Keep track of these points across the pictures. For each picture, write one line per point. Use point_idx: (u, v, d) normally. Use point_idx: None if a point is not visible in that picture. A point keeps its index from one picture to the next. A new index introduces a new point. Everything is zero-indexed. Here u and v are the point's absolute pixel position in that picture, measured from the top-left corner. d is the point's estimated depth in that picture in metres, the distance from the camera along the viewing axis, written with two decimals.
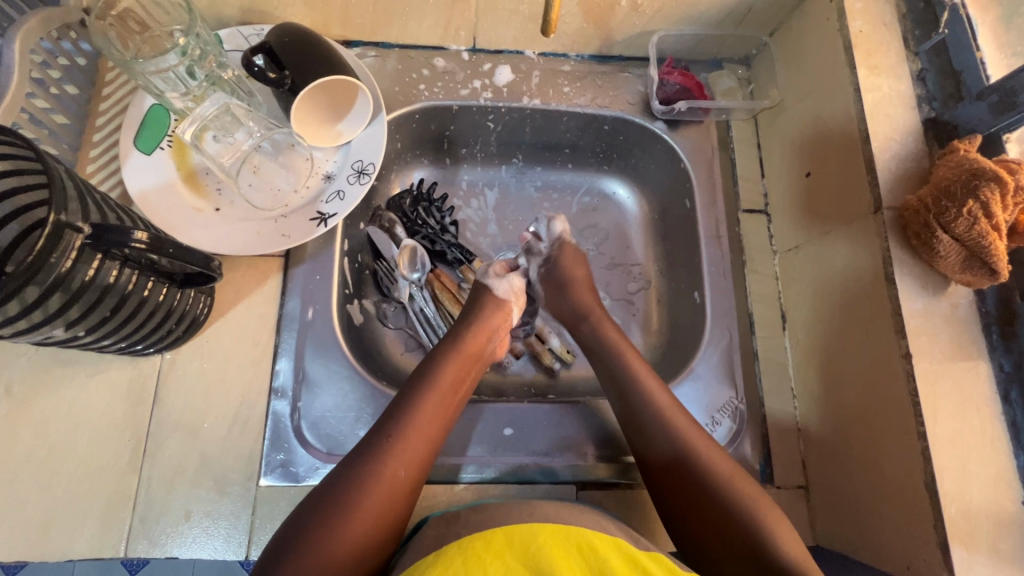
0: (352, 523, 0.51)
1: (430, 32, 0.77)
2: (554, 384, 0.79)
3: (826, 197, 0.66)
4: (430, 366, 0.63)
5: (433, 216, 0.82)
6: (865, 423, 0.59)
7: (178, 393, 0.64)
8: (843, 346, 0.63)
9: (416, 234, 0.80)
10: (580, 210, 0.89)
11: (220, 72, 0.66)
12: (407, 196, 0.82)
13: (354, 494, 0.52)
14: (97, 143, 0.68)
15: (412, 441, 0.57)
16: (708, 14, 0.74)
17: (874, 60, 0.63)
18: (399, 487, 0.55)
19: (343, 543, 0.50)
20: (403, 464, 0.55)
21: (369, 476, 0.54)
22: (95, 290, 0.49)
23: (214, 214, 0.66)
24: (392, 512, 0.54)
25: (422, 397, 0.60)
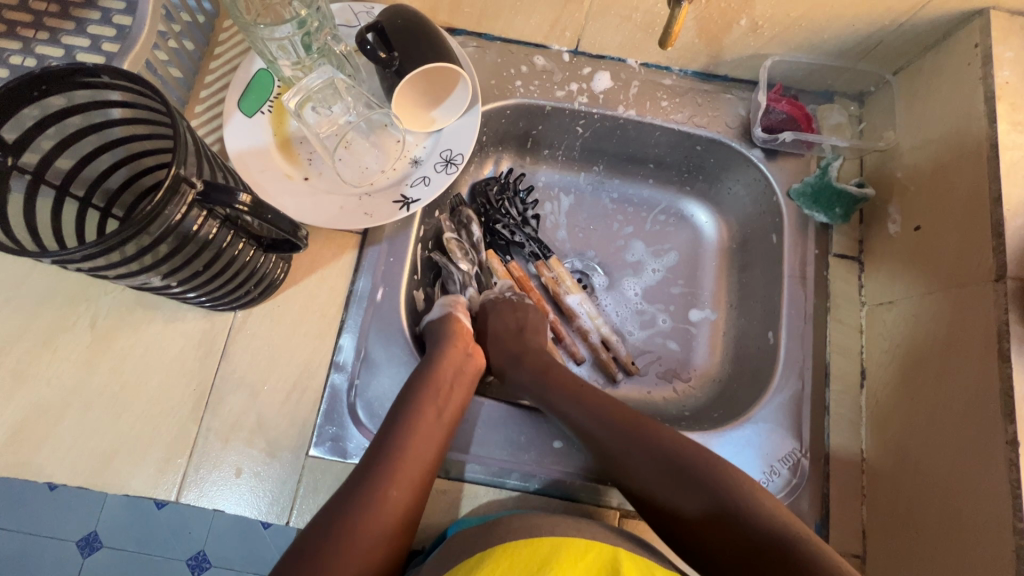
0: (350, 547, 0.51)
1: (535, 29, 0.75)
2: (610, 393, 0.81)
3: (934, 254, 0.62)
4: (410, 388, 0.62)
5: (516, 207, 0.83)
6: (948, 505, 0.54)
7: (245, 351, 0.65)
8: (930, 416, 0.58)
9: (498, 224, 0.82)
10: (653, 227, 0.88)
11: (332, 46, 0.66)
12: (493, 184, 0.83)
13: (354, 522, 0.52)
14: (203, 99, 0.70)
15: (404, 465, 0.57)
16: (830, 44, 0.70)
17: (1019, 115, 0.57)
18: (393, 510, 0.55)
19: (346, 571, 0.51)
20: (393, 486, 0.55)
21: (362, 499, 0.54)
22: (199, 242, 0.50)
23: (302, 182, 0.68)
24: (387, 537, 0.54)
25: (406, 421, 0.59)
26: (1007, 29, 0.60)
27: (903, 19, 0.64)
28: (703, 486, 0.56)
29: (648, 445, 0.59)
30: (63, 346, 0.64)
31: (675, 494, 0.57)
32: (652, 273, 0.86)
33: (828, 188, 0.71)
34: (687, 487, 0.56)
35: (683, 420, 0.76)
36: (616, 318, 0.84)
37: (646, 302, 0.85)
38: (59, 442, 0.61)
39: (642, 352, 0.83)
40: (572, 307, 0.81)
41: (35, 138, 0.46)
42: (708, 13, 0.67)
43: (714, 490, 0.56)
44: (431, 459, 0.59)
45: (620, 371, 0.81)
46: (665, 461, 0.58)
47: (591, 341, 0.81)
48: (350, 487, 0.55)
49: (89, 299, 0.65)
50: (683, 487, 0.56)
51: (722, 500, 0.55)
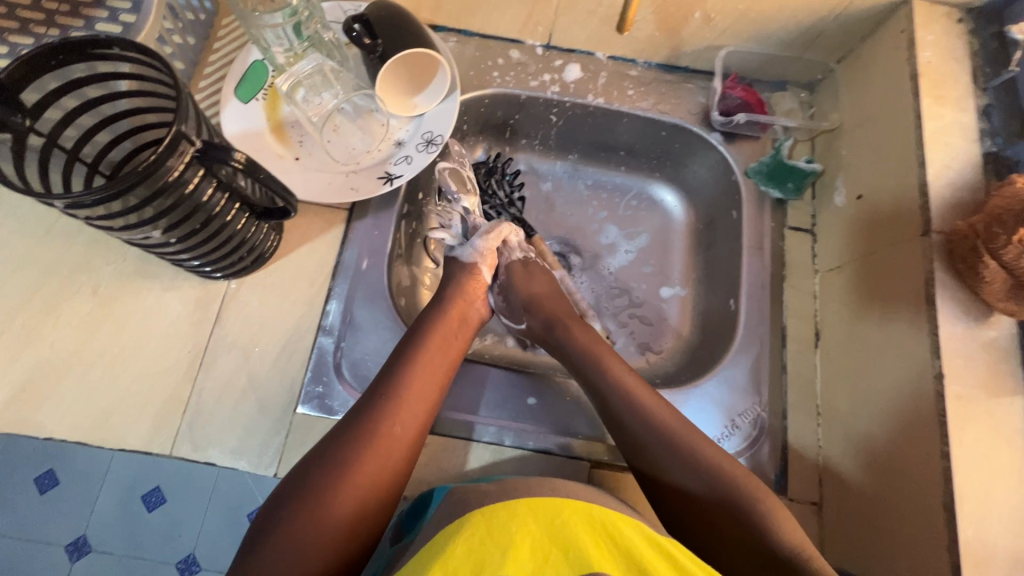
0: (359, 472, 0.55)
1: (510, 24, 0.82)
2: None
3: (874, 218, 0.67)
4: (417, 328, 0.67)
5: (503, 189, 0.90)
6: (889, 442, 0.59)
7: (238, 317, 0.70)
8: (870, 362, 0.63)
9: (486, 204, 0.88)
10: (626, 211, 0.94)
11: (322, 35, 0.73)
12: (483, 168, 0.90)
13: (363, 438, 0.57)
14: (203, 88, 0.76)
15: (413, 393, 0.62)
16: (778, 35, 0.76)
17: (940, 90, 0.63)
18: (397, 443, 0.58)
19: (353, 494, 0.55)
20: (397, 422, 0.59)
21: (367, 432, 0.58)
22: (196, 200, 0.55)
23: (293, 162, 0.73)
24: (393, 465, 0.57)
25: (410, 364, 0.63)
26: (928, 15, 0.66)
27: (839, 9, 0.71)
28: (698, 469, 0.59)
29: (672, 437, 0.61)
30: (66, 312, 0.68)
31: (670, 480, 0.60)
32: (625, 254, 0.92)
33: (781, 166, 0.78)
34: (688, 471, 0.60)
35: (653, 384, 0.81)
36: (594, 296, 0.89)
37: (621, 281, 0.90)
38: (60, 400, 0.65)
39: (618, 328, 0.88)
40: None
41: (48, 107, 0.52)
42: (665, 6, 0.74)
43: (717, 476, 0.59)
44: (432, 400, 0.63)
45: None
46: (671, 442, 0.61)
47: None
48: (355, 421, 0.59)
49: (91, 270, 0.69)
50: (682, 471, 0.60)
51: (707, 477, 0.59)
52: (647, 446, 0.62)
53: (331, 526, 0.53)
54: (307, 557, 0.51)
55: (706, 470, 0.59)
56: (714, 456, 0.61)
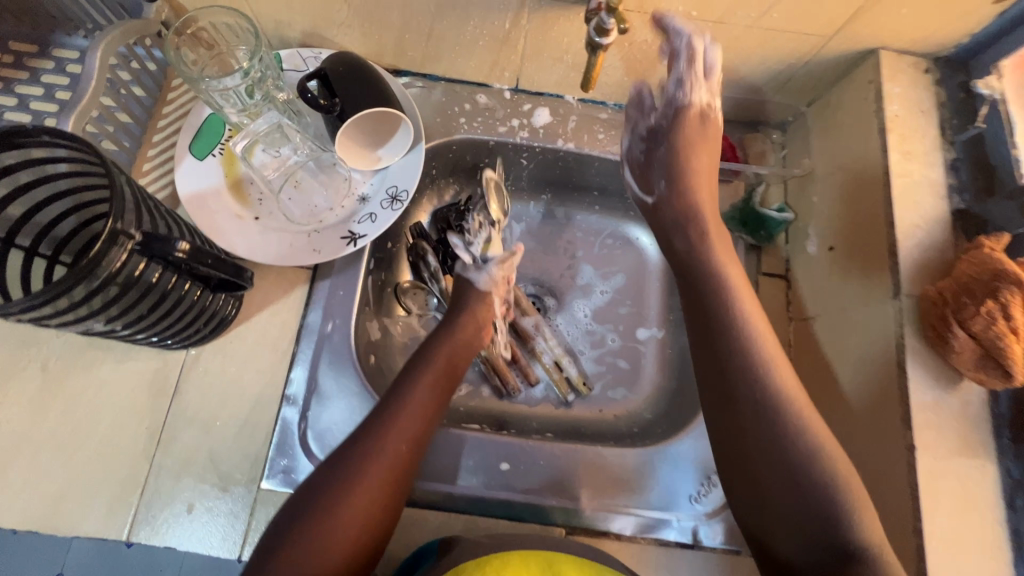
0: (371, 470, 0.57)
1: (476, 70, 0.80)
2: (567, 414, 0.84)
3: (845, 272, 0.66)
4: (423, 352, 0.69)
5: None
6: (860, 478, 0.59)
7: (198, 388, 0.67)
8: (839, 424, 0.63)
9: None
10: (601, 251, 0.92)
11: (276, 93, 0.69)
12: (453, 209, 0.85)
13: (368, 452, 0.58)
14: (156, 144, 0.73)
15: (417, 408, 0.62)
16: (747, 80, 0.75)
17: (908, 145, 0.63)
18: (403, 458, 0.59)
19: (366, 493, 0.56)
20: (407, 423, 0.61)
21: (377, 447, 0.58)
22: (141, 286, 0.52)
23: (253, 222, 0.70)
24: (400, 466, 0.59)
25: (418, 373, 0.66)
26: (895, 67, 0.66)
27: (807, 58, 0.70)
28: (778, 442, 0.55)
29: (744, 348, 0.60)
30: (13, 390, 0.65)
31: (745, 450, 0.57)
32: (600, 295, 0.90)
33: (752, 212, 0.77)
34: (768, 446, 0.56)
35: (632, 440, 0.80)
36: (572, 340, 0.88)
37: (598, 326, 0.89)
38: (9, 486, 0.62)
39: (595, 372, 0.87)
40: (526, 329, 0.85)
41: None
42: (632, 53, 0.72)
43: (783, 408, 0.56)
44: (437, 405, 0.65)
45: (572, 393, 0.85)
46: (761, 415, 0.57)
47: (543, 364, 0.85)
48: (365, 433, 0.60)
49: (39, 344, 0.66)
50: (763, 447, 0.56)
51: (791, 453, 0.55)
52: (741, 416, 0.58)
53: (344, 523, 0.54)
54: (323, 552, 0.53)
55: (791, 446, 0.55)
56: (814, 438, 0.55)
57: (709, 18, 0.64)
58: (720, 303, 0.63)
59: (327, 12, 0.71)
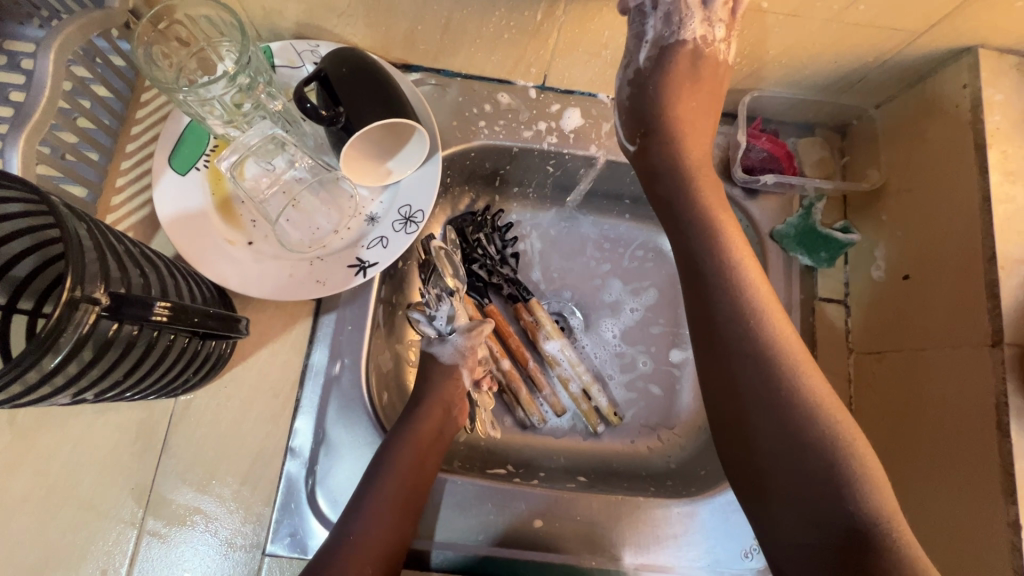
0: (392, 510, 0.56)
1: (497, 66, 0.69)
2: (597, 446, 0.76)
3: (925, 307, 0.58)
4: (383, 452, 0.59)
5: (494, 244, 0.79)
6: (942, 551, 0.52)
7: (190, 441, 0.59)
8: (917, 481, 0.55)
9: (474, 263, 0.77)
10: (632, 264, 0.84)
11: (268, 103, 0.59)
12: (469, 220, 0.78)
13: None
14: (130, 154, 0.63)
15: (379, 537, 0.54)
16: (812, 80, 0.65)
17: (1010, 164, 0.54)
18: None
19: (390, 532, 0.55)
20: (424, 460, 0.60)
21: None
22: (117, 350, 0.42)
23: (245, 248, 0.61)
24: (417, 502, 0.58)
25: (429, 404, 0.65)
26: (996, 70, 0.56)
27: (888, 56, 0.60)
28: (792, 434, 0.48)
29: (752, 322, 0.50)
30: None
31: (747, 443, 0.49)
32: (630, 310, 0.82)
33: (813, 231, 0.68)
34: (780, 436, 0.48)
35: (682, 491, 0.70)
36: (602, 365, 0.80)
37: (630, 347, 0.81)
38: None
39: (626, 400, 0.79)
40: (552, 354, 0.76)
41: None
42: None
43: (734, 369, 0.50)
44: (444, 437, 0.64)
45: (602, 422, 0.77)
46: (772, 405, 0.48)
47: (571, 392, 0.77)
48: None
49: None
50: (769, 437, 0.48)
51: (813, 451, 0.47)
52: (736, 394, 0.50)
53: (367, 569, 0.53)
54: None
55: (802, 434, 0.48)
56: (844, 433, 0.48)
57: (783, 9, 0.54)
58: (719, 268, 0.52)
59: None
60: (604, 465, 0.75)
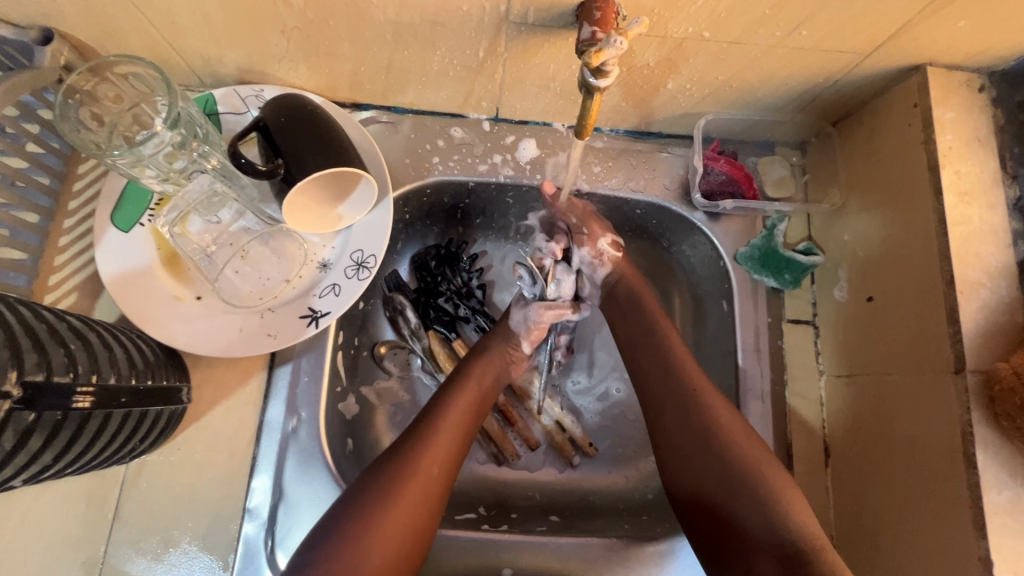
0: (392, 519, 0.53)
1: (448, 101, 0.68)
2: (575, 480, 0.74)
3: (891, 330, 0.57)
4: (453, 380, 0.64)
5: (460, 277, 0.76)
6: None
7: (143, 508, 0.57)
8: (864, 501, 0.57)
9: (439, 299, 0.74)
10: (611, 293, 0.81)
11: (203, 163, 0.58)
12: (432, 254, 0.76)
13: (378, 506, 0.53)
14: (73, 211, 0.61)
15: (432, 457, 0.57)
16: (766, 101, 0.64)
17: (965, 184, 0.53)
18: (420, 500, 0.55)
19: (387, 542, 0.52)
20: (434, 464, 0.56)
21: (392, 487, 0.54)
22: (40, 438, 0.41)
23: (195, 303, 0.59)
24: (423, 515, 0.54)
25: (442, 414, 0.60)
26: (946, 87, 0.56)
27: (839, 76, 0.59)
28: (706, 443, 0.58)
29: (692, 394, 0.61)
30: None
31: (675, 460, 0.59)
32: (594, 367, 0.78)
33: (776, 253, 0.67)
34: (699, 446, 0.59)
35: (657, 527, 0.67)
36: (575, 395, 0.78)
37: (601, 376, 0.79)
38: None
39: (602, 430, 0.77)
40: (524, 388, 0.74)
41: None
42: (632, 79, 0.60)
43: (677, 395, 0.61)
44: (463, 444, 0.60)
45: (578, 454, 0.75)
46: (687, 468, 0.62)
47: (544, 426, 0.75)
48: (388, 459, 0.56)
49: None
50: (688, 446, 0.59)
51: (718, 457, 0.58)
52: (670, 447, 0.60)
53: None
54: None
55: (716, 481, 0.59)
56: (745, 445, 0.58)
57: (727, 38, 0.53)
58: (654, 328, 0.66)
59: (263, 45, 0.58)
60: (582, 501, 0.73)
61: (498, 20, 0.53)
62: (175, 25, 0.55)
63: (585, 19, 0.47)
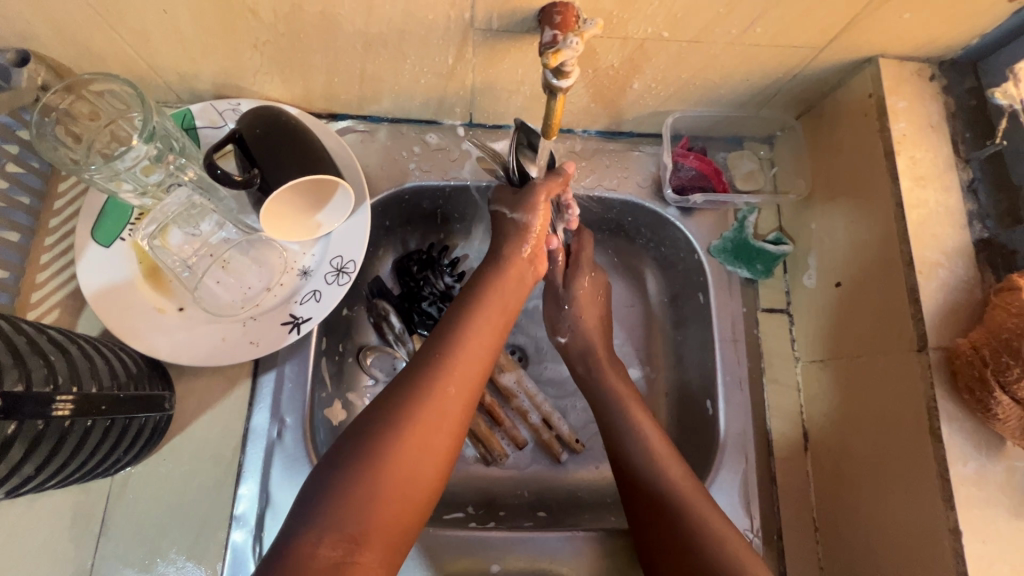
0: (412, 438, 0.49)
1: (422, 108, 0.69)
2: (562, 477, 0.75)
3: (859, 314, 0.59)
4: (473, 293, 0.61)
5: (441, 280, 0.77)
6: (889, 565, 0.53)
7: (129, 520, 0.58)
8: (862, 460, 0.57)
9: (422, 302, 0.75)
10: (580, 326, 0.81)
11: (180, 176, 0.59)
12: (414, 259, 0.77)
13: (406, 412, 0.50)
14: (53, 229, 0.62)
15: (459, 363, 0.54)
16: (730, 97, 0.66)
17: (920, 169, 0.56)
18: (451, 408, 0.52)
19: (409, 462, 0.48)
20: (452, 381, 0.53)
21: (421, 394, 0.51)
22: (20, 449, 0.41)
23: (176, 314, 0.59)
24: (444, 435, 0.51)
25: (458, 333, 0.56)
26: (897, 78, 0.58)
27: (796, 70, 0.61)
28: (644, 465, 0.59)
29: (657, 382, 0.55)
30: None
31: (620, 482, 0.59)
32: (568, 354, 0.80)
33: (748, 244, 0.69)
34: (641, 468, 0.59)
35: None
36: (561, 395, 0.78)
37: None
38: None
39: (588, 428, 0.77)
40: (508, 388, 0.74)
41: None
42: (598, 81, 0.62)
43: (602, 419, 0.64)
44: (484, 363, 0.56)
45: (565, 451, 0.76)
46: (650, 455, 0.59)
47: (530, 425, 0.75)
48: (412, 370, 0.53)
49: None
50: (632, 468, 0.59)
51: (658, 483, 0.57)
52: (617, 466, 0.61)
53: (381, 499, 0.47)
54: (356, 524, 0.45)
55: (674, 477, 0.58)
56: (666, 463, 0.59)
57: (685, 37, 0.55)
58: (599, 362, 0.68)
59: (238, 60, 0.60)
60: (570, 498, 0.73)
61: (464, 27, 0.54)
62: (150, 43, 0.56)
63: (546, 23, 0.50)
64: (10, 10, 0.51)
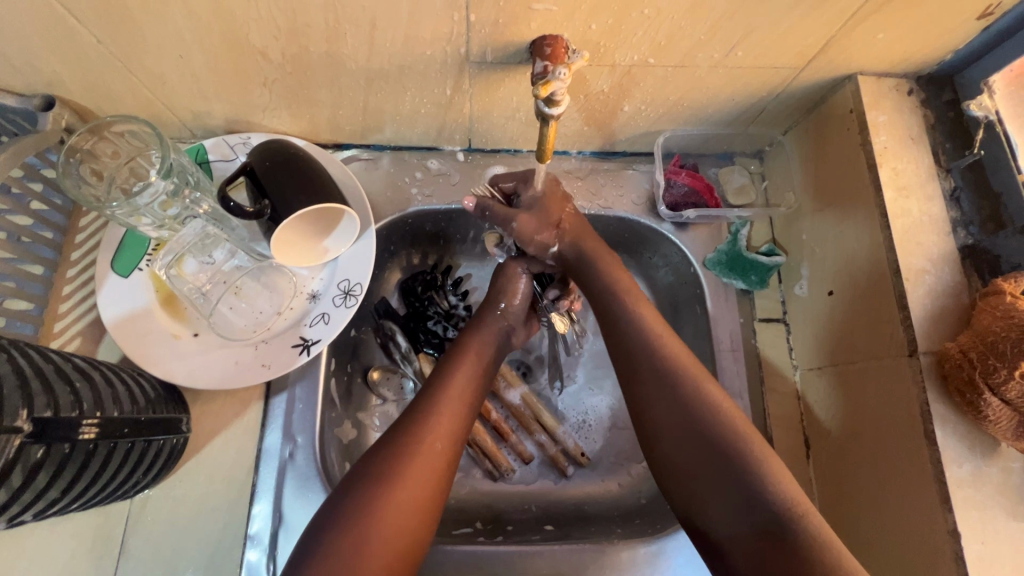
0: (400, 493, 0.51)
1: (423, 136, 0.73)
2: (568, 490, 0.76)
3: (852, 322, 0.60)
4: (454, 349, 0.63)
5: (445, 300, 0.79)
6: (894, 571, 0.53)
7: (148, 541, 0.59)
8: (861, 467, 0.57)
9: (428, 322, 0.77)
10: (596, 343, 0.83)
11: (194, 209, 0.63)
12: (420, 279, 0.79)
13: (394, 466, 0.52)
14: (75, 262, 0.65)
15: (442, 416, 0.56)
16: (717, 116, 0.68)
17: (902, 180, 0.58)
18: (438, 461, 0.54)
19: (398, 517, 0.50)
20: (437, 436, 0.55)
21: (408, 448, 0.53)
22: (48, 472, 0.43)
23: (192, 340, 0.62)
24: (430, 489, 0.53)
25: (443, 389, 0.58)
26: (876, 93, 0.60)
27: (779, 89, 0.63)
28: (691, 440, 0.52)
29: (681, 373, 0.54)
30: None
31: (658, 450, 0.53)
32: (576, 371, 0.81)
33: (741, 256, 0.71)
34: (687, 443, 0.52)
35: (649, 529, 0.69)
36: (568, 411, 0.80)
37: (604, 394, 0.81)
38: None
39: (594, 443, 0.79)
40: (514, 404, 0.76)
41: None
42: (590, 106, 0.65)
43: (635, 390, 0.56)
44: (465, 418, 0.58)
45: (571, 464, 0.77)
46: None
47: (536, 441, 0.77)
48: (399, 425, 0.56)
49: None
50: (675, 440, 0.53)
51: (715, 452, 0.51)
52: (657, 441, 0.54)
53: (372, 553, 0.48)
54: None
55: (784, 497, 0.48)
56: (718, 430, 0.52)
57: (670, 62, 0.58)
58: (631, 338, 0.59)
59: (248, 98, 0.63)
60: (576, 513, 0.74)
61: (460, 61, 0.58)
62: (167, 85, 0.60)
63: (537, 55, 0.53)
64: (39, 61, 0.55)
